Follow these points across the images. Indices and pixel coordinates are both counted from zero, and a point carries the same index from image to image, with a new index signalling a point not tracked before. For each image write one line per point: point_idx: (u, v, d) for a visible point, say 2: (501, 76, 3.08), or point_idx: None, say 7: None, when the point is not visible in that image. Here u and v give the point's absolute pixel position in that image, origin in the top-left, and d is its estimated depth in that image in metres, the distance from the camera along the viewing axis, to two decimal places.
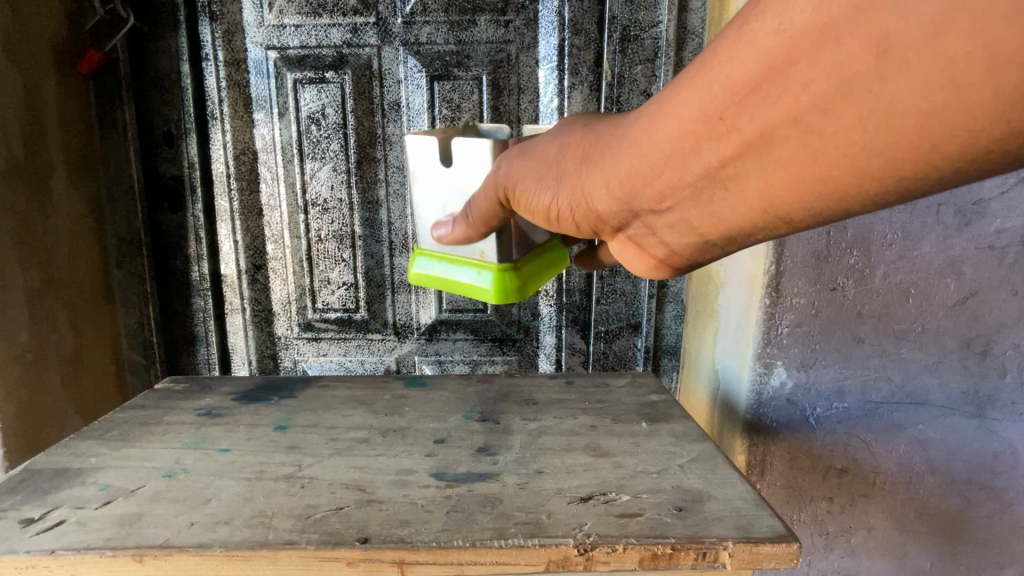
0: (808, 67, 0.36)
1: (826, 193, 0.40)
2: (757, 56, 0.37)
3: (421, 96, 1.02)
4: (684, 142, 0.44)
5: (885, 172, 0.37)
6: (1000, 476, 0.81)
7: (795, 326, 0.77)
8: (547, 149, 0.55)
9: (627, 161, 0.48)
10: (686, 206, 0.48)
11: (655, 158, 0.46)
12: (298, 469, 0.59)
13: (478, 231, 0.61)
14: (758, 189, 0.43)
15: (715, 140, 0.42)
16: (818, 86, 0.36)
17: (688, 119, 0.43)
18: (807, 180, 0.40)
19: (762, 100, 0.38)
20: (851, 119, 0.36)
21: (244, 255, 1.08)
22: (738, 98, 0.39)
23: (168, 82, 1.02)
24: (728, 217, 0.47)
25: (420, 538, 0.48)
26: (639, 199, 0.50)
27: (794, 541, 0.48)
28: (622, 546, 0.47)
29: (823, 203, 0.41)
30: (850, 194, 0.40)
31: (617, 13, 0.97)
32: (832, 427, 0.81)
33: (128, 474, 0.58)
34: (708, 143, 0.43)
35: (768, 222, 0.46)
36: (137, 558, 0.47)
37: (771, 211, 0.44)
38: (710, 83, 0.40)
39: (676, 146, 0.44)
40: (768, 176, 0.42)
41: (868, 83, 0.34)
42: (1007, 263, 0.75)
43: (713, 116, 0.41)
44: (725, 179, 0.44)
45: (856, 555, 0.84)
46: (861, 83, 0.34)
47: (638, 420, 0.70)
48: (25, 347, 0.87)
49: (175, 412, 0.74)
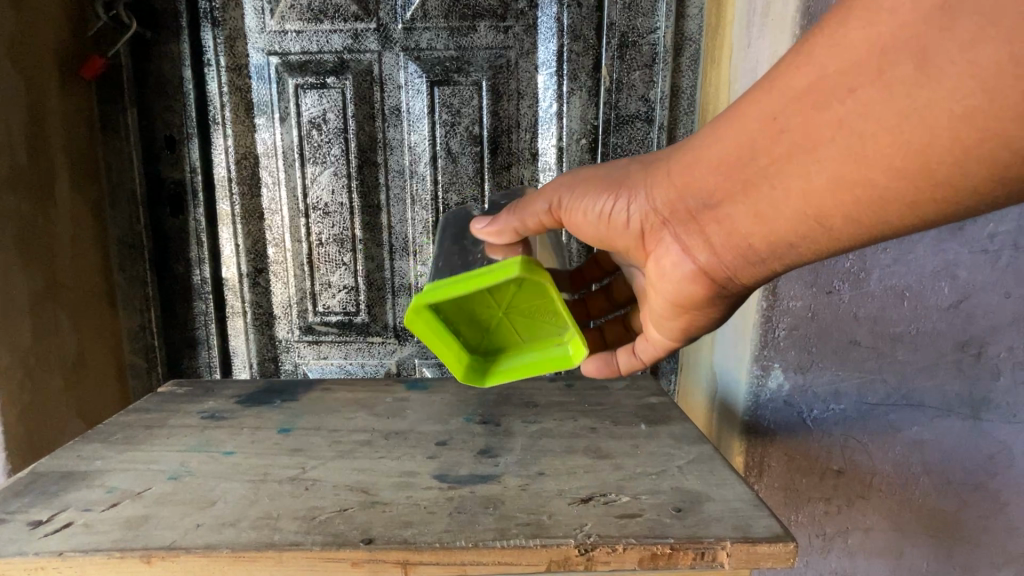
0: (857, 76, 0.37)
1: (859, 198, 0.40)
2: (810, 68, 0.39)
3: (422, 101, 1.03)
4: (737, 146, 0.44)
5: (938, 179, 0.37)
6: (995, 477, 0.82)
7: (792, 328, 0.79)
8: (617, 167, 0.56)
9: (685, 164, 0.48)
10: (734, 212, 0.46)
11: (709, 161, 0.46)
12: (301, 471, 0.60)
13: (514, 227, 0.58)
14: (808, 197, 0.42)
15: (768, 144, 0.42)
16: (875, 93, 0.36)
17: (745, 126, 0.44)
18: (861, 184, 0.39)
19: (812, 106, 0.39)
20: (896, 122, 0.36)
21: (246, 259, 1.09)
22: (791, 104, 0.41)
23: (171, 87, 1.02)
24: (776, 226, 0.45)
25: (423, 539, 0.49)
26: (682, 198, 0.49)
27: (791, 541, 0.48)
28: (622, 546, 0.48)
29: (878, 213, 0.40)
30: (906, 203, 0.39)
31: (615, 20, 0.98)
32: (828, 428, 0.82)
33: (134, 477, 0.59)
34: (759, 145, 0.43)
35: (796, 227, 0.44)
36: (145, 559, 0.48)
37: (819, 219, 0.42)
38: (768, 91, 0.42)
39: (730, 149, 0.45)
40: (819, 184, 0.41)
41: (909, 90, 0.35)
42: (999, 267, 0.76)
43: (768, 121, 0.42)
44: (775, 182, 0.43)
45: (853, 555, 0.85)
46: (916, 87, 0.35)
47: (638, 422, 0.71)
48: (28, 350, 0.88)
49: (179, 415, 0.74)
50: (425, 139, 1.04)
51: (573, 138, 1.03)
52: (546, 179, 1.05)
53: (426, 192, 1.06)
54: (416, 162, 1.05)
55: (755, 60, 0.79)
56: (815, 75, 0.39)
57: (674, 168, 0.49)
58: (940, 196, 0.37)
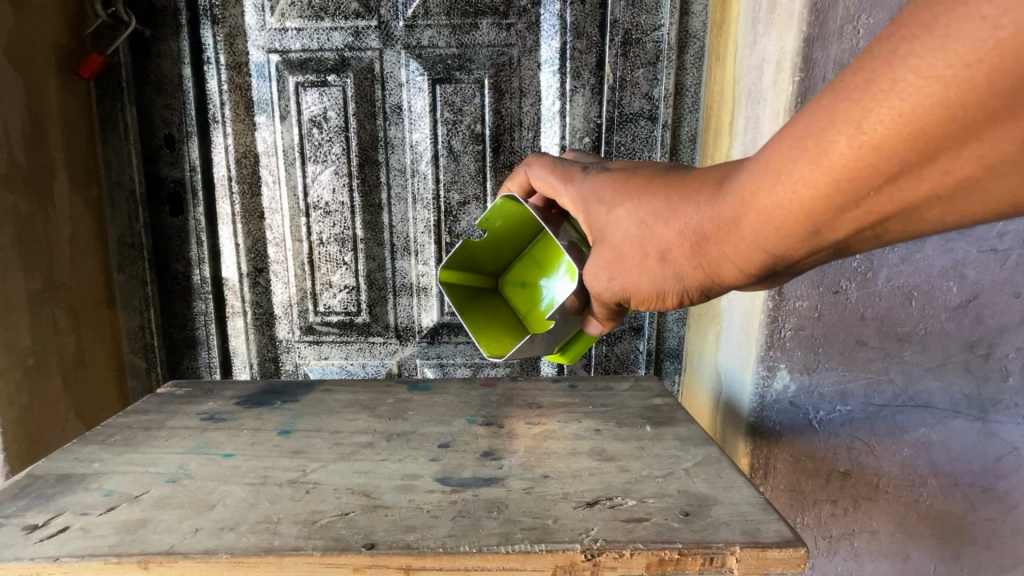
0: (908, 177, 0.37)
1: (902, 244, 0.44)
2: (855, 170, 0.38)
3: (423, 99, 1.02)
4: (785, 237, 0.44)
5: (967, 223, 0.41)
6: (1003, 478, 0.81)
7: (798, 329, 0.78)
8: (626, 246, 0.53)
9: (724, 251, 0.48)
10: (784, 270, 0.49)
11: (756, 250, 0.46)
12: (302, 474, 0.59)
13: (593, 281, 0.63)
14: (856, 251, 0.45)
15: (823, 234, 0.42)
16: (926, 185, 0.37)
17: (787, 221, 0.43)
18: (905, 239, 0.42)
19: (864, 204, 0.39)
20: (943, 208, 0.38)
21: (246, 258, 1.08)
22: (841, 205, 0.40)
23: (170, 85, 1.02)
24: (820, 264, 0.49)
25: (426, 544, 0.48)
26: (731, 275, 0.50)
27: (801, 546, 0.47)
28: (629, 551, 0.47)
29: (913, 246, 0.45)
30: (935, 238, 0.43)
31: (619, 16, 0.97)
32: (835, 430, 0.81)
33: (133, 479, 0.58)
34: (813, 236, 0.43)
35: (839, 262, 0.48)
36: (142, 565, 0.47)
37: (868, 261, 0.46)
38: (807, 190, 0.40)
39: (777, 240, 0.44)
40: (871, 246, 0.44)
41: (961, 185, 0.36)
42: (1009, 266, 0.75)
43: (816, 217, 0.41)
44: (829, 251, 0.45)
45: (860, 558, 0.84)
46: (964, 181, 0.36)
47: (642, 424, 0.70)
48: (27, 351, 0.87)
49: (178, 417, 0.73)
50: (426, 138, 1.03)
51: (576, 137, 1.02)
52: None
53: (427, 190, 1.05)
54: (418, 161, 1.04)
55: (761, 57, 0.78)
56: (858, 177, 0.38)
57: (709, 253, 0.49)
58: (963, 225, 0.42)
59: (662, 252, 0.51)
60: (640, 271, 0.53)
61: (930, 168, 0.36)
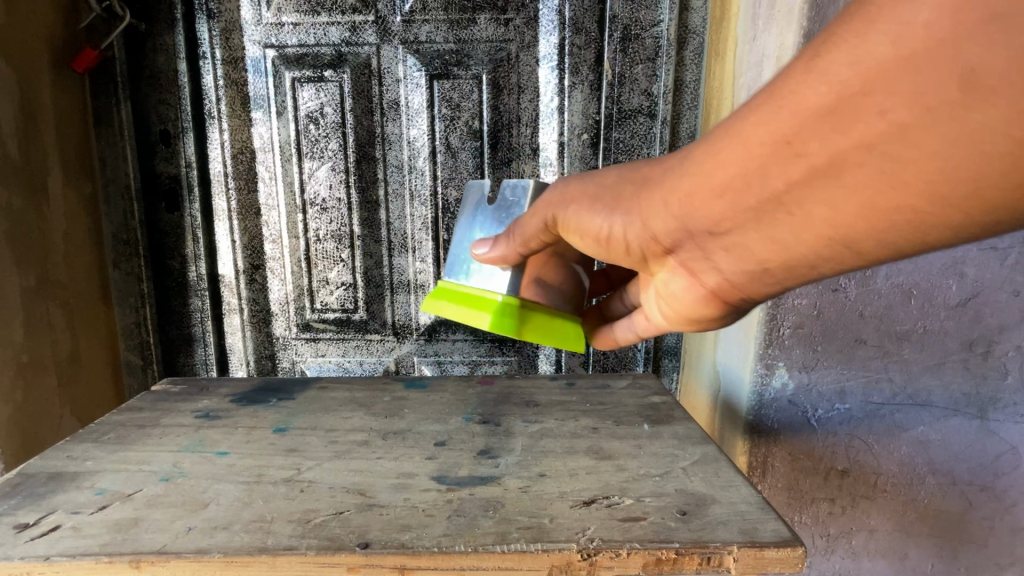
0: (886, 95, 0.31)
1: (888, 228, 0.35)
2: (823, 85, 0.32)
3: (421, 94, 1.01)
4: (740, 171, 0.38)
5: (972, 208, 0.32)
6: (1001, 477, 0.81)
7: (797, 327, 0.77)
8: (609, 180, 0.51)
9: (682, 186, 0.42)
10: (747, 234, 0.42)
11: (710, 185, 0.40)
12: (297, 472, 0.58)
13: (517, 250, 0.59)
14: (830, 226, 0.37)
15: (780, 169, 0.36)
16: (905, 108, 0.30)
17: (744, 151, 0.37)
18: (883, 211, 0.34)
19: (829, 130, 0.33)
20: (933, 153, 0.31)
21: (243, 255, 1.07)
22: (806, 125, 0.34)
23: (165, 80, 1.01)
24: (792, 245, 0.40)
25: (421, 544, 0.47)
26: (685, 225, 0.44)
27: (799, 545, 0.47)
28: (626, 551, 0.47)
29: (897, 240, 0.35)
30: (925, 231, 0.34)
31: (618, 12, 0.96)
32: (834, 428, 0.80)
33: (125, 478, 0.58)
34: (771, 169, 0.37)
35: (817, 250, 0.39)
36: (134, 564, 0.46)
37: (844, 243, 0.37)
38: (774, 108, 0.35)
39: (732, 174, 0.39)
40: (839, 212, 0.36)
41: (954, 113, 0.29)
42: (1009, 264, 0.75)
43: (779, 143, 0.36)
44: (792, 209, 0.38)
45: (857, 557, 0.84)
46: (945, 111, 0.29)
47: (640, 422, 0.70)
48: (21, 348, 0.86)
49: (172, 414, 0.73)
50: (424, 134, 1.03)
51: (574, 133, 1.01)
52: (548, 174, 1.04)
53: (425, 187, 1.05)
54: (415, 158, 1.04)
55: (761, 52, 0.77)
56: (828, 90, 0.32)
57: (667, 192, 0.44)
58: (981, 219, 0.32)
59: (637, 186, 0.47)
60: (606, 198, 0.50)
61: (895, 91, 0.30)
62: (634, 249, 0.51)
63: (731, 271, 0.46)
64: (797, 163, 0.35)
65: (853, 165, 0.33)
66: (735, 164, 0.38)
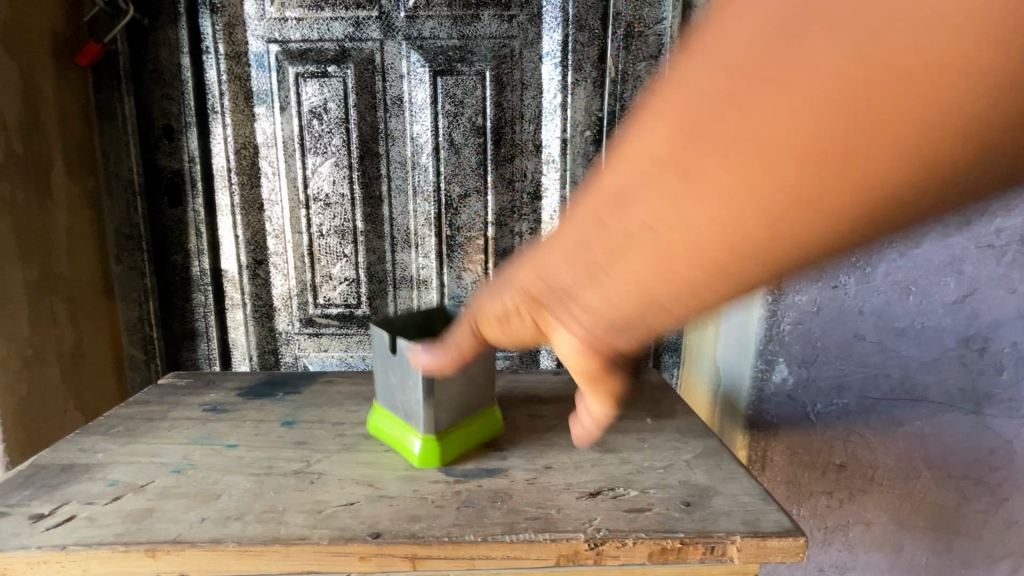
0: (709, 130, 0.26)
1: (772, 255, 0.29)
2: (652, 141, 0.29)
3: (424, 90, 1.02)
4: (594, 238, 0.33)
5: (848, 209, 0.26)
6: (995, 471, 0.83)
7: (796, 323, 0.78)
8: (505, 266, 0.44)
9: (547, 254, 0.37)
10: (609, 299, 0.35)
11: (571, 254, 0.35)
12: (306, 464, 0.59)
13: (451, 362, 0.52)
14: (694, 278, 0.31)
15: (621, 227, 0.31)
16: (734, 128, 0.26)
17: (592, 218, 0.33)
18: (749, 240, 0.28)
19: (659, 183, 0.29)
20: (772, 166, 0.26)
21: (246, 250, 1.08)
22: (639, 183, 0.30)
23: (168, 75, 1.01)
24: (656, 302, 0.33)
25: (431, 534, 0.48)
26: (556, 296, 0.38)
27: (801, 535, 0.48)
28: (632, 540, 0.48)
29: (785, 263, 0.29)
30: (816, 242, 0.28)
31: (621, 9, 0.97)
32: (832, 423, 0.82)
33: (136, 470, 0.58)
34: (613, 231, 0.32)
35: (698, 300, 0.33)
36: (149, 554, 0.47)
37: (714, 287, 0.31)
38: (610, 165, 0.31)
39: (587, 244, 0.33)
40: (700, 258, 0.30)
41: (787, 111, 0.24)
42: (1006, 262, 0.76)
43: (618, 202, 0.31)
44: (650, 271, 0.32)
45: (854, 549, 0.86)
46: (785, 117, 0.25)
47: (643, 416, 0.71)
48: (25, 342, 0.87)
49: (180, 408, 0.74)
50: (427, 130, 1.03)
51: (577, 130, 1.02)
52: (550, 171, 1.04)
53: (428, 183, 1.05)
54: (418, 154, 1.04)
55: None
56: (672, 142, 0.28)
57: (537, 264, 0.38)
58: (883, 212, 0.26)
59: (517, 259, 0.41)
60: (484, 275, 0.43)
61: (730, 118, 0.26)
62: (527, 325, 0.42)
63: (617, 339, 0.38)
64: (630, 226, 0.31)
65: (676, 213, 0.29)
66: (582, 232, 0.34)
